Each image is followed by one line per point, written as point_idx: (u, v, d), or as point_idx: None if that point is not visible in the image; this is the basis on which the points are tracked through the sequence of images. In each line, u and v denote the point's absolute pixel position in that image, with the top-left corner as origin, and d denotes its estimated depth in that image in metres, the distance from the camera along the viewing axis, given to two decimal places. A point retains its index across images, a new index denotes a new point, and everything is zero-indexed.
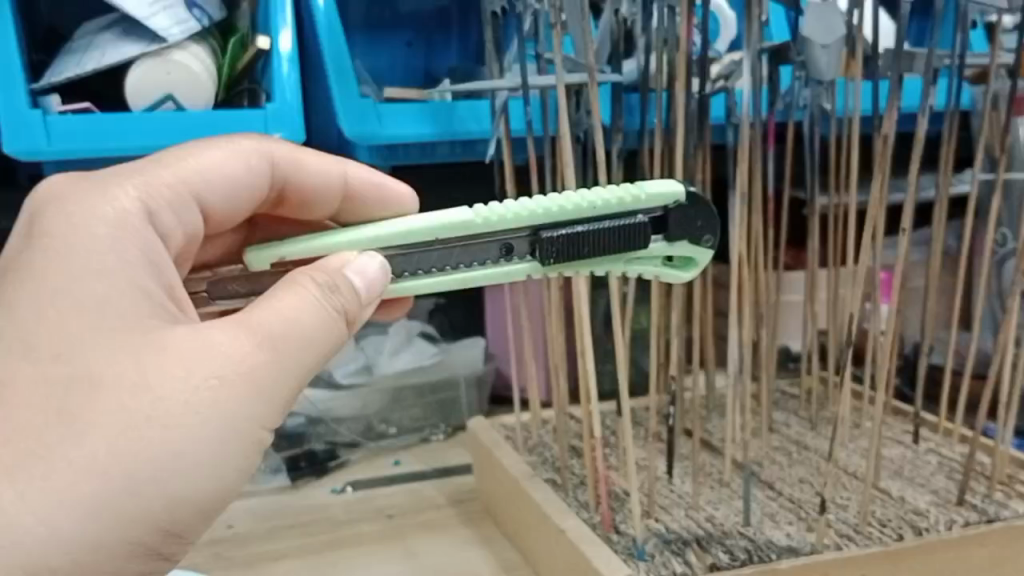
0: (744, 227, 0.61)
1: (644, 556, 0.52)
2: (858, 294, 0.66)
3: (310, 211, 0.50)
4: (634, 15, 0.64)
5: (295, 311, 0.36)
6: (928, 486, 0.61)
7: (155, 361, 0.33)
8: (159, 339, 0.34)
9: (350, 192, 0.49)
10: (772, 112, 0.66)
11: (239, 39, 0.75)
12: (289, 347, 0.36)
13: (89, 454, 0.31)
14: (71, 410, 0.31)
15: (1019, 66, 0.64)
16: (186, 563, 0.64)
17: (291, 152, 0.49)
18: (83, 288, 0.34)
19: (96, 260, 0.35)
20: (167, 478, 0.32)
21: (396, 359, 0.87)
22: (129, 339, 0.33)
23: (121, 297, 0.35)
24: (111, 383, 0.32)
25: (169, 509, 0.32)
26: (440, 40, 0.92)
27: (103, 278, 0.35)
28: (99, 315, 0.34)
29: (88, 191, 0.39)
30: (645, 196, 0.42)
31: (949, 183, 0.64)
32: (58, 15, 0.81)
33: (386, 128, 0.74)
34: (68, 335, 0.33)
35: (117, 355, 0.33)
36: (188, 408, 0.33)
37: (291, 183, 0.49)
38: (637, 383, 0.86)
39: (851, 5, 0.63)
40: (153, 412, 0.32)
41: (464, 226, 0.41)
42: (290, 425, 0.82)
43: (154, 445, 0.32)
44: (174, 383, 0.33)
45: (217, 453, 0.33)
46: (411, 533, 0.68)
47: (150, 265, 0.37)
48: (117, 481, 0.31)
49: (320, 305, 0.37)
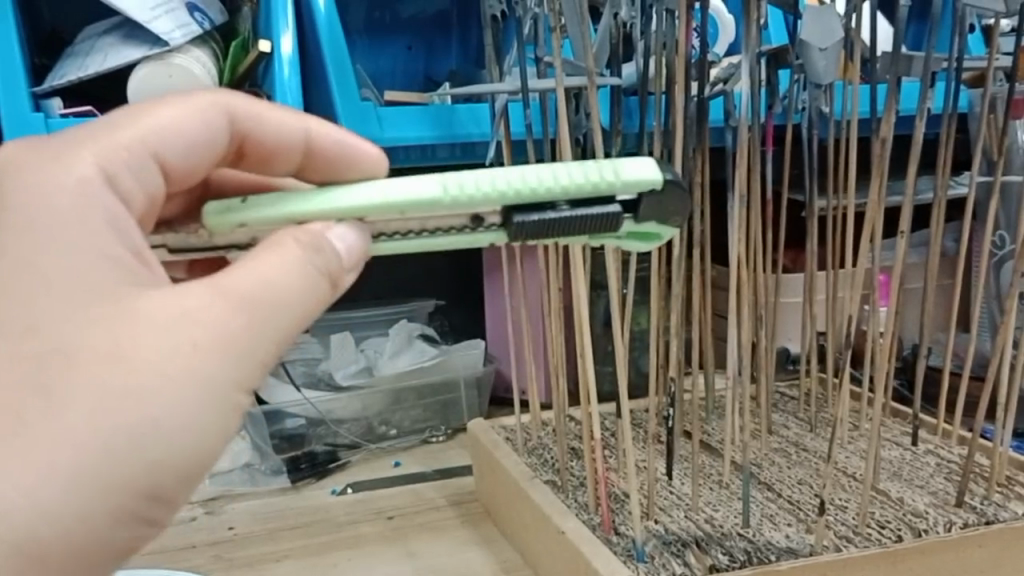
0: (743, 229, 0.62)
1: (643, 557, 0.52)
2: (857, 297, 0.67)
3: (271, 171, 0.42)
4: (634, 18, 0.63)
5: (273, 272, 0.32)
6: (927, 488, 0.62)
7: (130, 327, 0.29)
8: (135, 308, 0.29)
9: (320, 152, 0.40)
10: (771, 115, 0.66)
11: (239, 43, 0.77)
12: (266, 312, 0.31)
13: (68, 426, 0.27)
14: (48, 383, 0.28)
15: (1018, 69, 0.64)
16: (188, 564, 0.65)
17: (252, 102, 0.40)
18: (48, 255, 0.30)
19: (57, 228, 0.30)
20: (160, 457, 0.29)
21: (397, 360, 0.88)
22: (100, 309, 0.29)
23: (91, 265, 0.30)
24: (86, 351, 0.28)
25: (154, 476, 0.29)
26: (441, 43, 0.92)
27: (67, 251, 0.30)
28: (67, 287, 0.29)
29: (48, 145, 0.33)
30: (621, 182, 0.33)
31: (948, 185, 0.64)
32: (61, 21, 0.82)
33: (387, 133, 0.75)
34: (35, 303, 0.29)
35: (89, 324, 0.29)
36: (167, 375, 0.29)
37: (249, 138, 0.40)
38: (638, 385, 0.86)
39: (850, 6, 0.63)
40: (131, 379, 0.28)
41: (428, 203, 0.32)
42: (290, 426, 0.81)
43: (136, 414, 0.28)
44: (152, 348, 0.29)
45: (204, 419, 0.30)
46: (412, 533, 0.69)
47: (114, 230, 0.31)
48: (98, 452, 0.28)
49: (303, 266, 0.32)
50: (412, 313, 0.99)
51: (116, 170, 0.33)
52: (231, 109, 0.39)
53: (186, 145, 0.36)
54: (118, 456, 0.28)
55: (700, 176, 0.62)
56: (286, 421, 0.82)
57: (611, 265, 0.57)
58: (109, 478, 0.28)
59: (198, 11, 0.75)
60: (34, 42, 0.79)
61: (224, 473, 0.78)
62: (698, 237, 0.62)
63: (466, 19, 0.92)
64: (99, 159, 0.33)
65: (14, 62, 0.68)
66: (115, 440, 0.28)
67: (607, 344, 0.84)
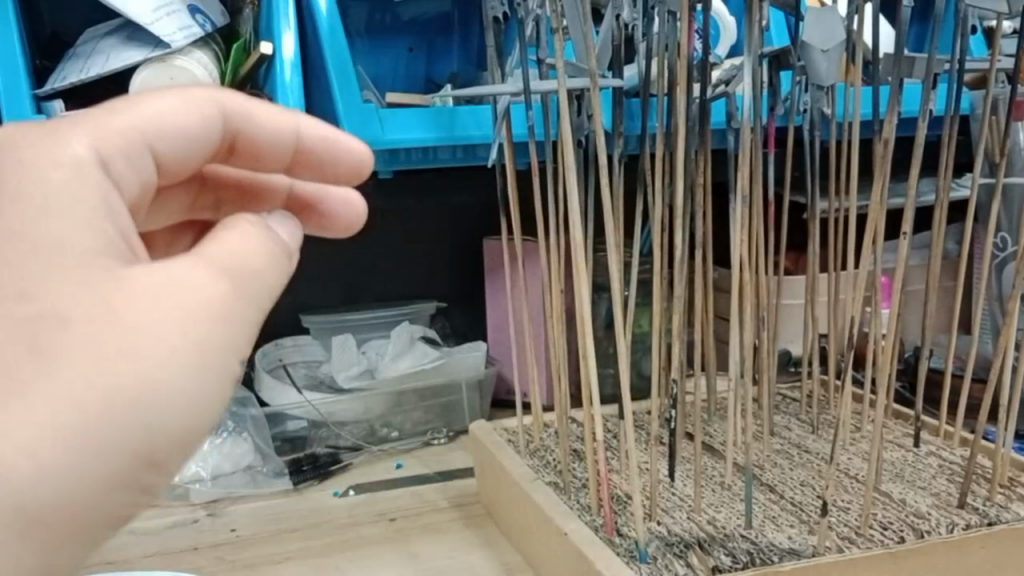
0: (745, 230, 0.61)
1: (646, 559, 0.52)
2: (858, 300, 0.66)
3: (257, 166, 0.37)
4: (635, 20, 0.64)
5: (241, 244, 0.30)
6: (929, 489, 0.62)
7: (123, 295, 0.26)
8: (127, 277, 0.27)
9: (312, 154, 0.38)
10: (772, 117, 0.66)
11: (242, 45, 0.78)
12: (249, 282, 0.29)
13: (66, 389, 0.25)
14: (45, 347, 0.25)
15: (1019, 71, 0.63)
16: (190, 566, 0.65)
17: (244, 98, 0.35)
18: (37, 224, 0.26)
19: (45, 192, 0.27)
20: (152, 422, 0.26)
21: (397, 364, 0.88)
22: (94, 277, 0.26)
23: (79, 231, 0.27)
24: (79, 316, 0.25)
25: (148, 440, 0.26)
26: (442, 45, 0.92)
27: (58, 215, 0.27)
28: (53, 254, 0.26)
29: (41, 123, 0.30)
30: None
31: (949, 187, 0.64)
32: (63, 24, 0.83)
33: (387, 133, 0.75)
34: (26, 271, 0.26)
35: (82, 288, 0.26)
36: (164, 340, 0.26)
37: (242, 135, 0.35)
38: (639, 388, 0.86)
39: (851, 9, 0.63)
40: (126, 343, 0.26)
41: None
42: (291, 428, 0.83)
43: (131, 379, 0.26)
44: (147, 312, 0.26)
45: (202, 389, 0.27)
46: (414, 535, 0.69)
47: (108, 206, 0.28)
48: (94, 417, 0.25)
49: (264, 239, 0.31)
50: (413, 316, 0.99)
51: (110, 155, 0.29)
52: (223, 105, 0.34)
53: (183, 137, 0.32)
54: (114, 420, 0.25)
55: (701, 176, 0.62)
56: (288, 422, 0.83)
57: (613, 267, 0.57)
58: (103, 444, 0.25)
59: (200, 14, 0.75)
60: (37, 43, 0.80)
61: (227, 475, 0.78)
62: (700, 239, 0.62)
63: (467, 21, 0.92)
64: (95, 140, 0.29)
65: (15, 66, 0.68)
66: (111, 406, 0.25)
67: (608, 346, 0.84)
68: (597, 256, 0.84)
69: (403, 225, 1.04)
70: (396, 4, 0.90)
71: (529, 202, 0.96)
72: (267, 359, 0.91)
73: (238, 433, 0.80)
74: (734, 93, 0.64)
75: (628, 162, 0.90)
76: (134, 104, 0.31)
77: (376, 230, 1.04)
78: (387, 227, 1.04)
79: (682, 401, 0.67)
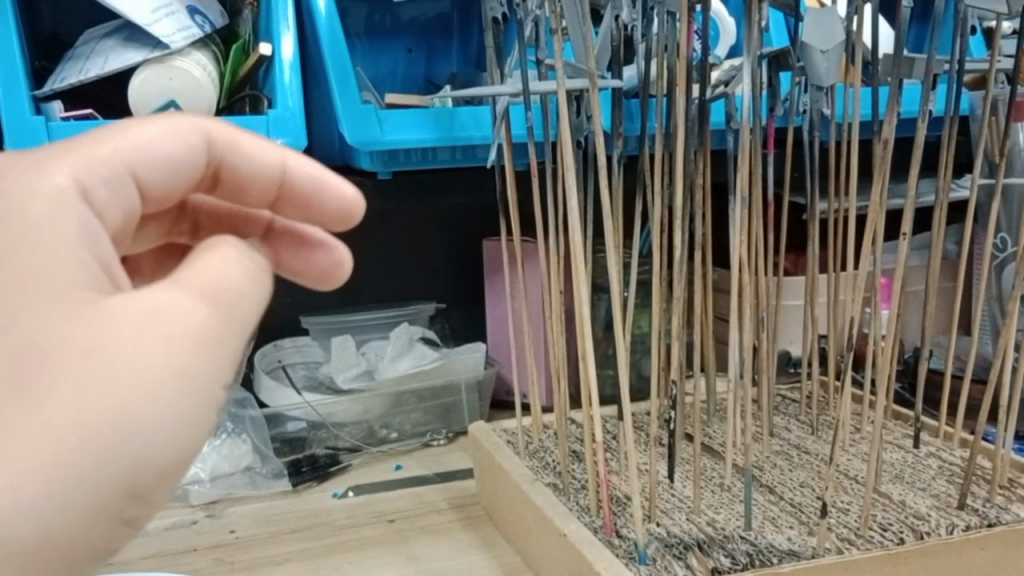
0: (744, 231, 0.61)
1: (645, 560, 0.52)
2: (858, 300, 0.66)
3: (241, 199, 0.36)
4: (634, 21, 0.64)
5: (222, 269, 0.29)
6: (929, 490, 0.61)
7: (105, 324, 0.25)
8: (108, 307, 0.25)
9: (297, 193, 0.36)
10: (772, 117, 0.65)
11: (241, 45, 0.77)
12: (230, 308, 0.28)
13: (44, 422, 0.23)
14: (23, 381, 0.24)
15: (1019, 72, 0.63)
16: (188, 568, 0.65)
17: (230, 128, 0.34)
18: (20, 251, 0.26)
19: (25, 227, 0.26)
20: (135, 454, 0.25)
21: (397, 364, 0.88)
22: (73, 308, 0.25)
23: (57, 261, 0.26)
24: (59, 348, 0.24)
25: (132, 471, 0.25)
26: (441, 46, 0.93)
27: (37, 248, 0.26)
28: (30, 287, 0.25)
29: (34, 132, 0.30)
30: None
31: (949, 188, 0.64)
32: (62, 26, 0.83)
33: (387, 134, 0.74)
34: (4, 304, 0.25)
35: (62, 321, 0.25)
36: (147, 367, 0.25)
37: (224, 166, 0.34)
38: (639, 389, 0.86)
39: (851, 9, 0.63)
40: (108, 374, 0.24)
41: None
42: (291, 429, 0.83)
43: (113, 411, 0.24)
44: (128, 340, 0.25)
45: (188, 416, 0.26)
46: (413, 536, 0.68)
47: (86, 238, 0.27)
48: (74, 448, 0.23)
49: (244, 264, 0.30)
50: (412, 317, 0.99)
51: (93, 185, 0.29)
52: (208, 134, 0.33)
53: (167, 167, 0.32)
54: (95, 452, 0.24)
55: (701, 177, 0.62)
56: (287, 424, 0.83)
57: (612, 266, 0.57)
58: (83, 477, 0.24)
59: (199, 14, 0.75)
60: (36, 44, 0.80)
61: (226, 475, 0.78)
62: (700, 239, 0.62)
63: (467, 22, 0.92)
64: (77, 173, 0.29)
65: (14, 66, 0.68)
66: (93, 437, 0.24)
67: (608, 347, 0.84)
68: (596, 257, 0.84)
69: (403, 225, 1.04)
70: (396, 5, 0.90)
71: (529, 203, 0.96)
72: (267, 360, 0.91)
73: (238, 434, 0.80)
74: (733, 93, 0.64)
75: (628, 163, 0.90)
76: (120, 132, 0.31)
77: (376, 231, 1.04)
78: (386, 228, 1.04)
79: (682, 401, 0.67)
